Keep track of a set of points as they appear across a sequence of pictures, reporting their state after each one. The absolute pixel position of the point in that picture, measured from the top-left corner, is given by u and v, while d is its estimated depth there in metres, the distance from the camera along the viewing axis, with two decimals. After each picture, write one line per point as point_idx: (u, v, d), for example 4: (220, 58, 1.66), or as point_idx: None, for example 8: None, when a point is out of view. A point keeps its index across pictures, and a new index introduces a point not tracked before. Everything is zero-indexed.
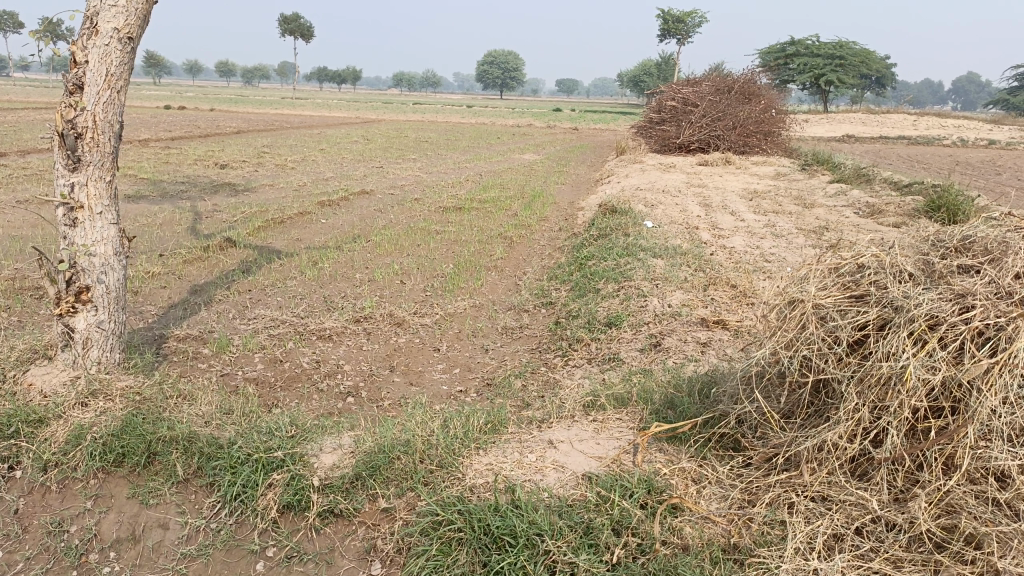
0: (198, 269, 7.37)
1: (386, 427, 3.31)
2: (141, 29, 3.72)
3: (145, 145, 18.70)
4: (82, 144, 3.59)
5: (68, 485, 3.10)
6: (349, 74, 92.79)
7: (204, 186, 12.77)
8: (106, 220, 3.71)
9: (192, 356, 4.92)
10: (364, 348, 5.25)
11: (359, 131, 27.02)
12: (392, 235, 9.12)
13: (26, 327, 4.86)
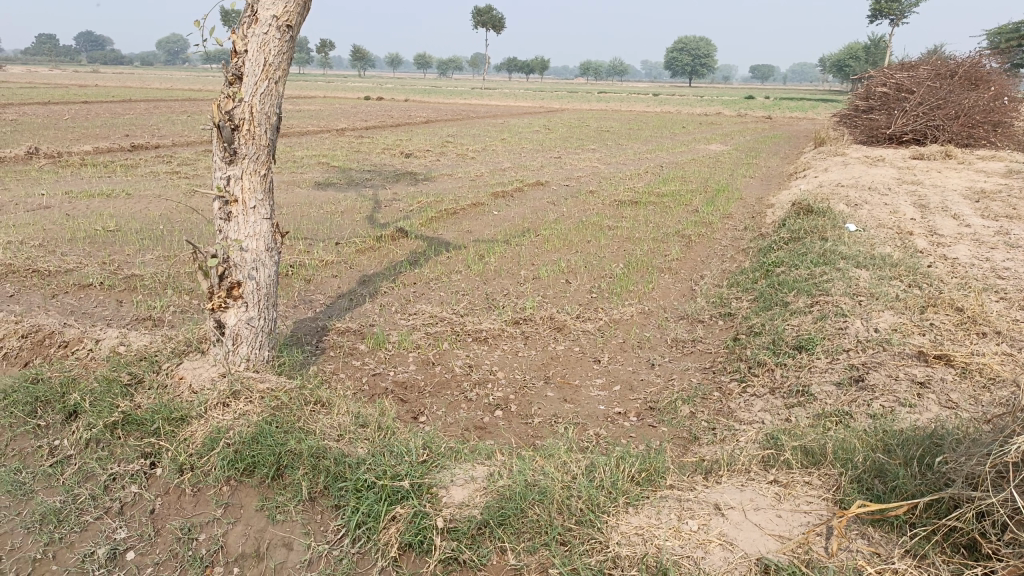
0: (369, 259, 7.42)
1: (527, 460, 2.91)
2: (301, 16, 3.59)
3: (341, 134, 19.78)
4: (238, 136, 3.51)
5: (202, 489, 3.00)
6: (537, 65, 93.93)
7: (388, 174, 13.16)
8: (260, 214, 3.62)
9: (347, 353, 4.82)
10: (520, 354, 4.91)
11: (542, 121, 27.02)
12: (562, 230, 8.75)
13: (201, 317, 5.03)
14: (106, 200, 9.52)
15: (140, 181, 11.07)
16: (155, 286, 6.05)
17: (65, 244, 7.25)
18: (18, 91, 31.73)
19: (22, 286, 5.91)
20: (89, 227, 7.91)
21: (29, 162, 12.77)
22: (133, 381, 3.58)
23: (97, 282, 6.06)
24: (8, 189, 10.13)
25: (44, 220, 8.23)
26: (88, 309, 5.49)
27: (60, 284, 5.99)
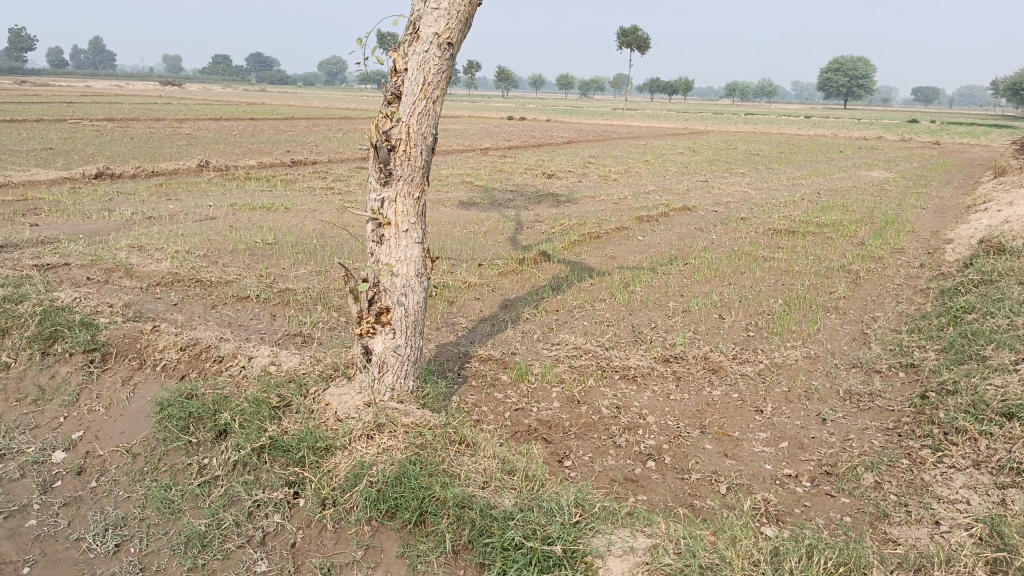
0: (512, 282, 7.27)
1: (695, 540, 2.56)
2: (462, 34, 3.45)
3: (485, 154, 20.05)
4: (394, 157, 3.41)
5: (343, 527, 2.88)
6: (680, 85, 92.34)
7: (530, 195, 13.09)
8: (412, 238, 3.50)
9: (489, 383, 4.64)
10: (673, 397, 4.53)
11: (686, 142, 26.28)
12: (713, 259, 8.25)
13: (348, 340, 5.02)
14: (265, 213, 9.99)
15: (296, 195, 11.58)
16: (306, 301, 6.17)
17: (227, 255, 7.60)
18: (196, 108, 34.64)
19: (186, 295, 6.20)
20: (249, 239, 8.28)
21: (200, 174, 13.72)
22: (281, 403, 3.56)
23: (252, 294, 6.25)
24: (180, 200, 10.87)
25: (209, 231, 8.70)
26: (243, 322, 5.66)
27: (220, 295, 6.24)
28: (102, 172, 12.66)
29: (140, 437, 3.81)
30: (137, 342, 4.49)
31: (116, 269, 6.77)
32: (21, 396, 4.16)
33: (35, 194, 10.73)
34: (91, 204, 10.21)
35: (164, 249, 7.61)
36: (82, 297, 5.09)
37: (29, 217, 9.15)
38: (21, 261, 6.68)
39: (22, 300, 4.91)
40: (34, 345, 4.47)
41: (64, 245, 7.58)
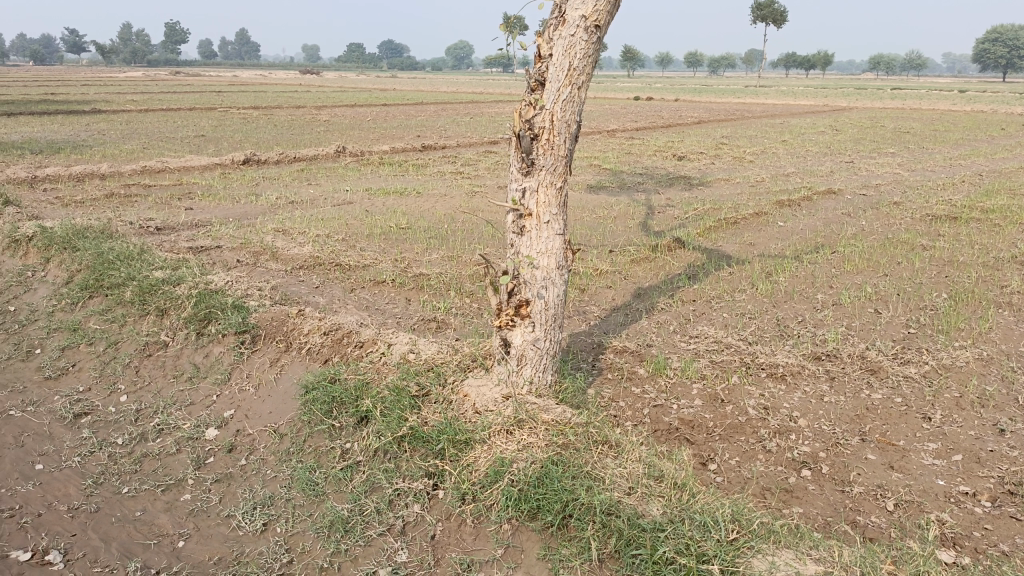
0: (645, 270, 7.03)
1: None
2: (611, 15, 3.29)
3: (613, 136, 19.70)
4: (537, 146, 3.31)
5: (482, 523, 2.84)
6: (819, 59, 87.21)
7: (661, 178, 12.70)
8: (553, 230, 3.38)
9: (626, 376, 4.47)
10: (827, 399, 4.19)
11: (827, 121, 24.72)
12: (863, 248, 7.65)
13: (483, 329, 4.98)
14: (399, 197, 10.20)
15: (427, 180, 11.77)
16: (439, 287, 6.22)
17: (363, 239, 7.80)
18: (333, 95, 36.10)
19: (327, 278, 6.41)
20: (383, 224, 8.47)
21: (337, 159, 14.23)
22: (421, 392, 3.55)
23: (388, 279, 6.37)
24: (319, 185, 11.31)
25: (346, 215, 8.98)
26: (380, 306, 5.77)
27: (357, 279, 6.40)
28: (248, 157, 13.39)
29: (286, 419, 3.92)
30: (284, 325, 4.64)
31: (263, 252, 7.10)
32: (177, 372, 4.53)
33: (191, 179, 11.48)
34: (240, 189, 10.80)
35: (306, 233, 7.91)
36: (233, 280, 5.33)
37: (186, 201, 9.79)
38: (179, 244, 7.14)
39: (180, 282, 5.21)
40: (191, 325, 4.78)
41: (216, 229, 8.05)
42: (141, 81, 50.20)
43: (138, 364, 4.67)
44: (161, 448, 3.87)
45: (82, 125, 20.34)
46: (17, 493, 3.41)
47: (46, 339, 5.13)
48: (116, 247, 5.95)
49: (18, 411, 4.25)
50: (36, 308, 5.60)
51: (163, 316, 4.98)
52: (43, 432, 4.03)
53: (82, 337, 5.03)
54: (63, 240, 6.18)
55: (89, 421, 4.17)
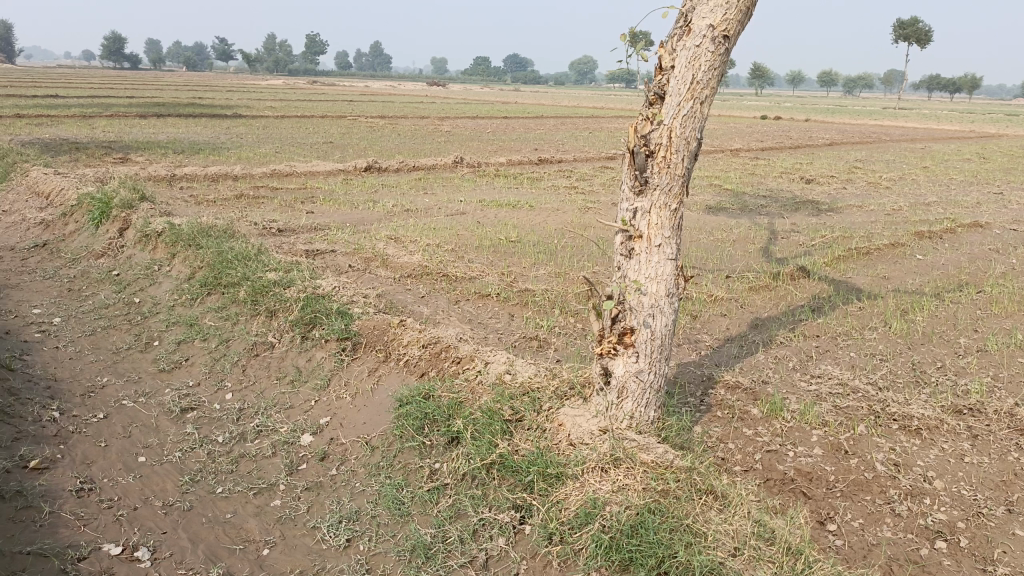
0: (764, 299, 6.60)
1: None
2: (741, 25, 3.04)
3: (737, 155, 18.99)
4: (652, 164, 3.09)
5: (569, 568, 2.65)
6: (968, 81, 81.33)
7: (786, 201, 12.05)
8: (665, 254, 3.14)
9: (737, 415, 4.14)
10: (969, 460, 3.72)
11: (977, 147, 22.85)
12: (1016, 289, 6.88)
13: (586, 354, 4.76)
14: (511, 210, 10.14)
15: (541, 194, 11.67)
16: (544, 305, 6.06)
17: (472, 251, 7.76)
18: (456, 107, 36.91)
19: (433, 289, 6.38)
20: (494, 236, 8.41)
21: (454, 170, 14.40)
22: (514, 417, 3.39)
23: (494, 293, 6.27)
24: (435, 194, 11.44)
25: (458, 226, 8.99)
26: (483, 321, 5.67)
27: (463, 291, 6.34)
28: (370, 165, 13.77)
29: (379, 431, 3.85)
30: (384, 334, 4.59)
31: (374, 259, 7.18)
32: (281, 374, 4.58)
33: (314, 184, 11.90)
34: (359, 195, 11.07)
35: (417, 241, 7.97)
36: (340, 285, 5.35)
37: (308, 205, 10.12)
38: (296, 246, 7.33)
39: (290, 285, 5.29)
40: (296, 329, 4.84)
41: (332, 233, 8.24)
42: (281, 89, 53.26)
43: (245, 363, 4.77)
44: (258, 449, 3.90)
45: (224, 128, 21.65)
46: (119, 484, 3.50)
47: (165, 332, 5.38)
48: (235, 246, 6.15)
49: (132, 402, 4.43)
50: (160, 302, 5.86)
51: (272, 318, 5.08)
52: (151, 426, 4.17)
53: (197, 333, 5.22)
54: (189, 237, 6.47)
55: (193, 416, 4.29)
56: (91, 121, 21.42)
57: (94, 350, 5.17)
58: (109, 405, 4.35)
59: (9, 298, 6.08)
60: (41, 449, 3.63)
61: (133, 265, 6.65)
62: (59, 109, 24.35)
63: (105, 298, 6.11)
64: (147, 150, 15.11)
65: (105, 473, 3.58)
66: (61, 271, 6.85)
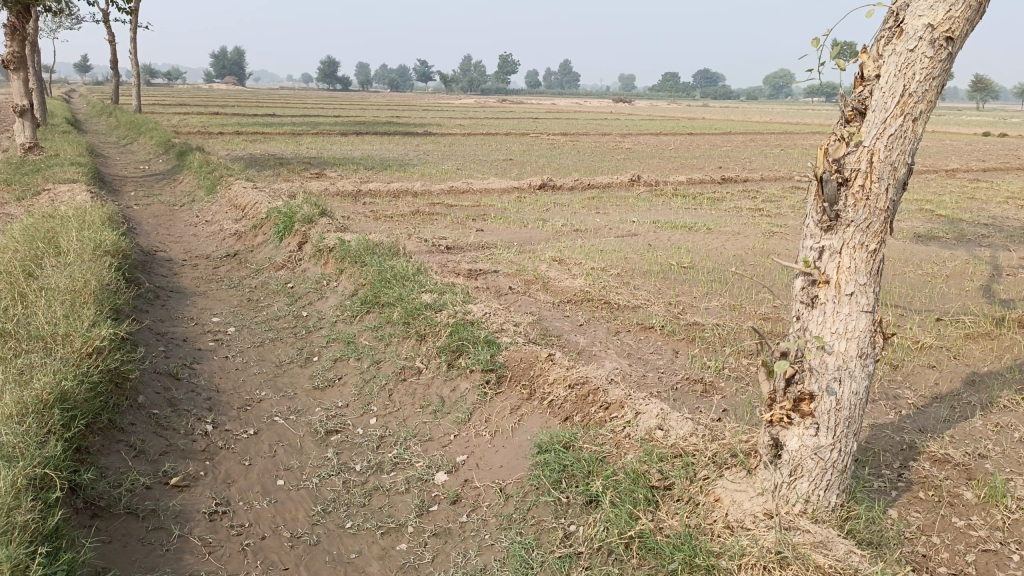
0: (983, 349, 5.57)
1: None
2: (972, 23, 2.42)
3: (953, 177, 16.88)
4: (845, 194, 2.53)
5: None
6: None
7: (1015, 231, 10.40)
8: (859, 305, 2.55)
9: (946, 500, 3.38)
10: None
11: None
12: None
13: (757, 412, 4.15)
14: (687, 233, 9.53)
15: (721, 216, 10.91)
16: (714, 342, 5.47)
17: (640, 276, 7.29)
18: (640, 123, 36.43)
19: (592, 317, 6.01)
20: (665, 261, 7.88)
21: (631, 188, 13.94)
22: (662, 483, 2.96)
23: (658, 325, 5.77)
24: (607, 214, 11.06)
25: (627, 249, 8.56)
26: (643, 356, 5.20)
27: (625, 321, 5.91)
28: (545, 183, 13.67)
29: (515, 477, 3.53)
30: (531, 368, 4.27)
31: (534, 281, 6.93)
32: (424, 403, 4.41)
33: (488, 201, 11.96)
34: (531, 214, 10.95)
35: (582, 264, 7.63)
36: (493, 311, 5.10)
37: (479, 222, 10.13)
38: (460, 266, 7.27)
39: (442, 309, 5.12)
40: (442, 356, 4.64)
41: (498, 252, 8.12)
42: (472, 106, 55.67)
43: (391, 388, 4.66)
44: (392, 483, 3.72)
45: (413, 145, 22.67)
46: (252, 509, 3.45)
47: (325, 348, 5.44)
48: (396, 265, 6.14)
49: (282, 418, 4.46)
50: (324, 317, 5.97)
51: (421, 342, 4.94)
52: (295, 445, 4.15)
53: (353, 351, 5.21)
54: (356, 254, 6.57)
55: (335, 439, 4.22)
56: (298, 138, 23.26)
57: (258, 362, 5.32)
58: (261, 421, 4.41)
59: (195, 306, 6.48)
60: (187, 465, 3.69)
61: (306, 278, 6.88)
62: (274, 128, 26.65)
63: (277, 310, 6.34)
64: (341, 166, 16.04)
65: (241, 495, 3.55)
66: (244, 282, 7.25)
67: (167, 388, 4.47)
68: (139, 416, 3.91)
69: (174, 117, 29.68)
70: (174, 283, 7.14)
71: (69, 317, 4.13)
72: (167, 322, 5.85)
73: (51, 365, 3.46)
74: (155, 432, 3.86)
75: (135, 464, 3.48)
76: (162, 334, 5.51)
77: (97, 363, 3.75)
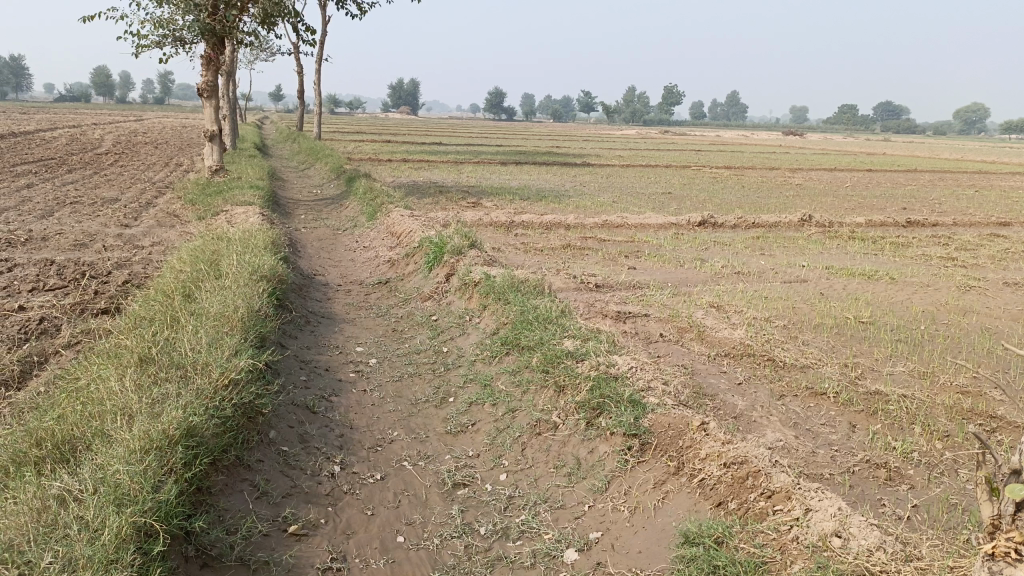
0: None
1: None
2: None
3: None
4: None
5: None
6: None
7: None
8: None
9: None
10: None
11: None
12: None
13: (957, 516, 3.42)
14: (866, 282, 8.55)
15: (906, 264, 9.76)
16: (900, 417, 4.70)
17: (809, 330, 6.54)
18: (810, 158, 34.44)
19: (753, 375, 5.38)
20: (839, 314, 7.05)
21: (800, 229, 12.93)
22: None
23: (830, 391, 5.06)
24: (773, 256, 10.24)
25: (795, 297, 7.78)
26: (812, 427, 4.54)
27: (791, 383, 5.24)
28: (706, 219, 12.98)
29: (656, 567, 3.07)
30: (680, 438, 3.78)
31: (688, 329, 6.38)
32: (559, 463, 4.04)
33: (644, 236, 11.49)
34: (688, 252, 10.34)
35: (743, 312, 6.99)
36: (640, 365, 4.64)
37: (632, 259, 9.68)
38: (609, 307, 6.87)
39: (584, 358, 4.73)
40: (581, 412, 4.25)
41: (650, 294, 7.63)
42: (632, 138, 55.38)
43: (525, 441, 4.32)
44: (517, 555, 3.36)
45: (572, 176, 22.56)
46: (368, 568, 3.21)
47: (461, 390, 5.20)
48: (540, 304, 5.83)
49: (411, 464, 4.24)
50: (463, 355, 5.77)
51: (560, 394, 4.58)
52: (420, 496, 3.90)
53: (489, 396, 4.94)
54: (500, 290, 6.35)
55: (462, 494, 3.93)
56: (460, 167, 23.88)
57: (394, 399, 5.17)
58: (389, 464, 4.21)
59: (342, 333, 6.50)
60: (308, 510, 3.53)
61: (450, 312, 6.74)
62: (439, 156, 27.60)
63: (419, 343, 6.21)
64: (498, 196, 16.15)
65: (358, 550, 3.32)
66: (391, 310, 7.25)
67: (301, 422, 4.39)
68: (267, 453, 3.82)
69: (349, 143, 31.52)
70: (325, 309, 7.25)
71: (211, 345, 4.16)
72: (313, 349, 5.88)
73: (183, 398, 3.44)
74: (282, 471, 3.75)
75: (255, 507, 3.36)
76: (306, 362, 5.51)
77: (230, 397, 3.74)
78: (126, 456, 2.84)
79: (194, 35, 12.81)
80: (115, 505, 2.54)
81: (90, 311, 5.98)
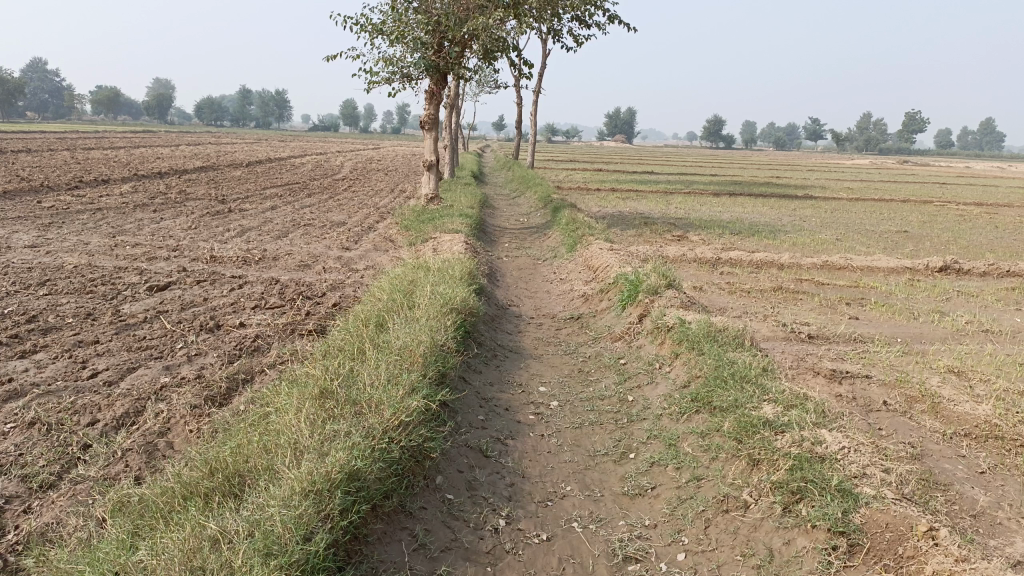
0: None
1: None
2: None
3: None
4: None
5: None
6: None
7: None
8: None
9: None
10: None
11: None
12: None
13: None
14: None
15: None
16: None
17: None
18: None
19: (999, 464, 4.43)
20: None
21: None
22: None
23: None
24: None
25: None
26: None
27: None
28: (948, 264, 11.39)
29: None
30: (900, 544, 3.17)
31: (919, 398, 5.46)
32: (748, 551, 3.52)
33: (871, 281, 10.30)
34: (924, 303, 9.05)
35: (991, 382, 5.88)
36: (854, 442, 3.96)
37: (854, 308, 8.65)
38: (822, 363, 6.10)
39: (785, 429, 4.14)
40: (777, 495, 3.70)
41: (873, 350, 6.70)
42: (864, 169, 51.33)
43: (709, 518, 3.83)
44: None
45: (791, 210, 21.10)
46: None
47: (643, 446, 4.78)
48: (739, 359, 5.27)
49: (581, 526, 3.84)
50: (650, 407, 5.35)
51: (754, 468, 4.03)
52: (587, 567, 3.49)
53: (673, 458, 4.48)
54: (695, 338, 5.85)
55: (634, 571, 3.47)
56: (669, 197, 23.33)
57: (572, 449, 4.82)
58: (558, 524, 3.85)
59: (527, 370, 6.33)
60: (465, 569, 3.30)
61: (640, 357, 6.35)
62: (650, 186, 27.14)
63: (604, 388, 5.87)
64: (706, 229, 15.40)
65: None
66: (580, 349, 6.99)
67: (471, 467, 4.24)
68: (431, 500, 3.72)
69: (560, 172, 32.01)
70: (514, 343, 7.15)
71: (389, 382, 4.15)
72: (495, 387, 5.76)
73: (352, 438, 3.42)
74: (444, 522, 3.60)
75: (412, 560, 3.22)
76: (487, 400, 5.39)
77: (400, 441, 3.69)
78: (286, 498, 2.84)
79: (420, 71, 13.53)
80: (262, 553, 2.52)
81: (298, 331, 6.34)
